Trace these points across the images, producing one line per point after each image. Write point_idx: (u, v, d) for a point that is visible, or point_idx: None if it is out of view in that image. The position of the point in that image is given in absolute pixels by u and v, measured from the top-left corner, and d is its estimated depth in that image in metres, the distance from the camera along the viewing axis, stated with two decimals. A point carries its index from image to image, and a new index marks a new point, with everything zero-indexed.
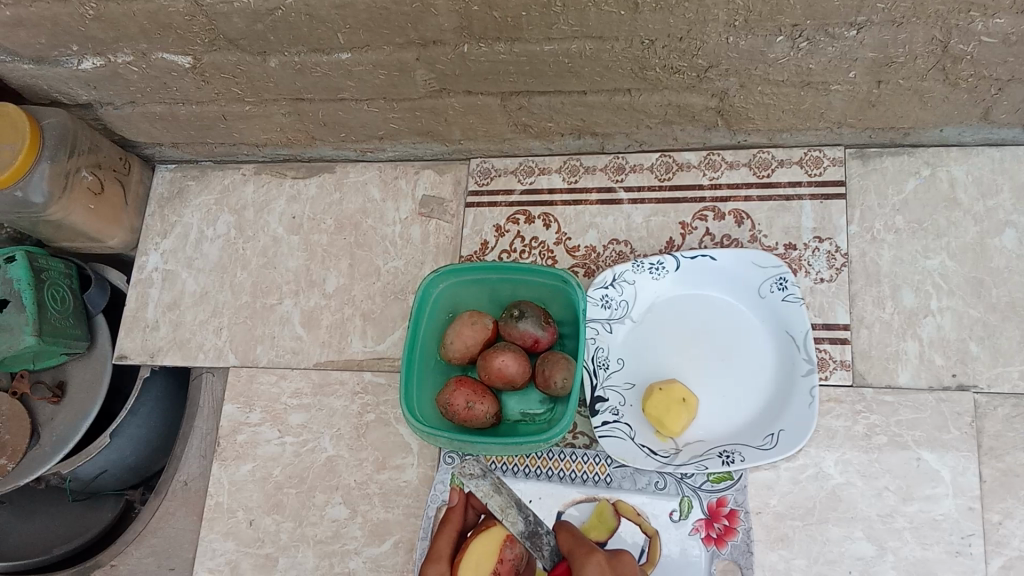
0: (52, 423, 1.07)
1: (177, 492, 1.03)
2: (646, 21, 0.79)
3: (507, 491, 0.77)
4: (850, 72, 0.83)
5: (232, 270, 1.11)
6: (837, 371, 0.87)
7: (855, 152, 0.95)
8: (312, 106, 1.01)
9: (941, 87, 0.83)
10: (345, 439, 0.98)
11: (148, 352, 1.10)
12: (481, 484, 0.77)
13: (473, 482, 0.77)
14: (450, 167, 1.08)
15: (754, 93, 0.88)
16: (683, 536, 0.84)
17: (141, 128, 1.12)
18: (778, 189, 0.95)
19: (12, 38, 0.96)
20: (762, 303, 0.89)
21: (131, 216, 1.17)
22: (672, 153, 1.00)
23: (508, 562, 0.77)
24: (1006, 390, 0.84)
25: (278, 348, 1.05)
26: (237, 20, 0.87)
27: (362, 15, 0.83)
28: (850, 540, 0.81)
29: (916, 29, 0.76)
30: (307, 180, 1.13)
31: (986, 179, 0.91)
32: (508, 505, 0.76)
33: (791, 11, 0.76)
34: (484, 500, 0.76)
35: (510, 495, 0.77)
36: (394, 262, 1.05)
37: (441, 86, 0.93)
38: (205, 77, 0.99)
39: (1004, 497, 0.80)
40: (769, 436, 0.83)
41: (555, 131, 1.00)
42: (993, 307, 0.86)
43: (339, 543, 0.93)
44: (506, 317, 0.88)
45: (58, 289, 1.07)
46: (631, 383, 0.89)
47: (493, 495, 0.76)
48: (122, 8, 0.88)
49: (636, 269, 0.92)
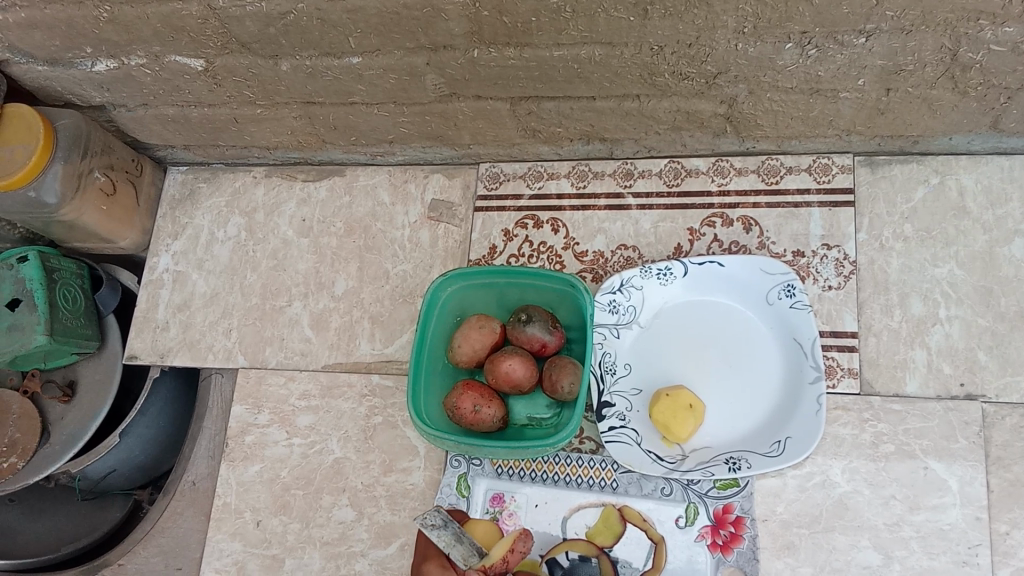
0: (62, 422, 1.08)
1: (185, 492, 1.04)
2: (655, 28, 0.79)
3: (466, 541, 0.86)
4: (860, 80, 0.83)
5: (242, 272, 1.12)
6: (844, 379, 0.87)
7: (865, 160, 0.95)
8: (323, 110, 1.02)
9: (951, 95, 0.83)
10: (353, 442, 0.98)
11: (159, 353, 1.11)
12: (443, 534, 0.85)
13: (438, 533, 0.85)
14: (460, 171, 1.08)
15: (763, 100, 0.88)
16: (689, 542, 0.84)
17: (153, 130, 1.13)
18: (787, 196, 0.95)
19: (27, 41, 0.98)
20: (769, 309, 0.89)
21: (143, 217, 1.18)
22: (680, 159, 1.00)
23: (518, 551, 0.85)
24: (1015, 400, 0.83)
25: (287, 350, 1.06)
26: (248, 24, 0.88)
27: (372, 19, 0.84)
28: (856, 549, 0.81)
29: (926, 37, 0.76)
30: (317, 183, 1.14)
31: (996, 187, 0.91)
32: (470, 553, 0.85)
33: (800, 18, 0.76)
34: (448, 550, 0.84)
35: (471, 545, 0.86)
36: (403, 266, 1.06)
37: (450, 90, 0.94)
38: (217, 80, 0.99)
39: (1011, 507, 0.80)
40: (775, 443, 0.83)
41: (564, 136, 1.00)
42: (1002, 317, 0.86)
43: (346, 545, 0.93)
44: (514, 321, 0.89)
45: (69, 289, 1.08)
46: (637, 388, 0.89)
47: (455, 544, 0.85)
48: (134, 11, 0.89)
49: (644, 274, 0.93)
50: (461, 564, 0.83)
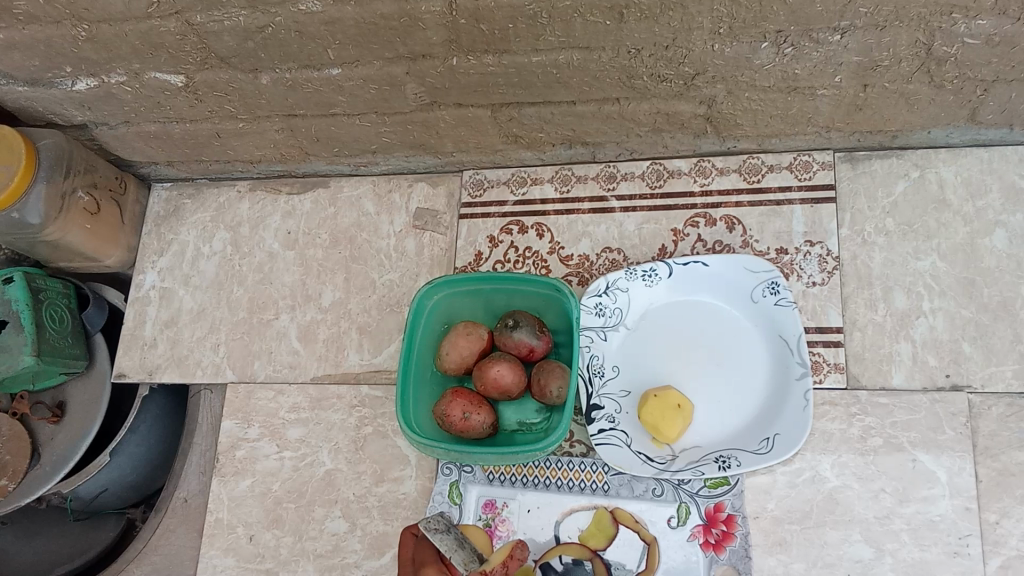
0: (52, 442, 1.07)
1: (177, 509, 1.03)
2: (631, 31, 0.80)
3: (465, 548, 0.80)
4: (836, 76, 0.83)
5: (229, 286, 1.12)
6: (831, 375, 0.88)
7: (845, 156, 0.96)
8: (305, 122, 1.02)
9: (927, 89, 0.84)
10: (343, 452, 0.98)
11: (147, 371, 1.11)
12: (444, 537, 0.80)
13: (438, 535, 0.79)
14: (443, 179, 1.09)
15: (741, 99, 0.89)
16: (682, 542, 0.84)
17: (136, 147, 1.13)
18: (769, 194, 0.96)
19: (6, 62, 0.98)
20: (754, 307, 0.89)
21: (128, 235, 1.18)
22: (662, 161, 1.01)
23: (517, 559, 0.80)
24: (1000, 389, 0.84)
25: (275, 363, 1.06)
26: (227, 38, 0.88)
27: (351, 30, 0.84)
28: (848, 543, 0.81)
29: (899, 32, 0.77)
30: (302, 195, 1.14)
31: (975, 180, 0.91)
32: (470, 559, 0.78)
33: (774, 17, 0.77)
34: (448, 554, 0.78)
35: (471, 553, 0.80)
36: (390, 275, 1.06)
37: (431, 99, 0.94)
38: (198, 95, 1.00)
39: (1001, 496, 0.80)
40: (765, 440, 0.83)
41: (546, 141, 1.00)
42: (985, 307, 0.87)
43: (339, 557, 0.93)
44: (501, 327, 0.89)
45: (56, 309, 1.08)
46: (626, 390, 0.90)
47: (455, 549, 0.79)
48: (113, 29, 0.90)
49: (629, 276, 0.93)
50: (461, 569, 0.77)
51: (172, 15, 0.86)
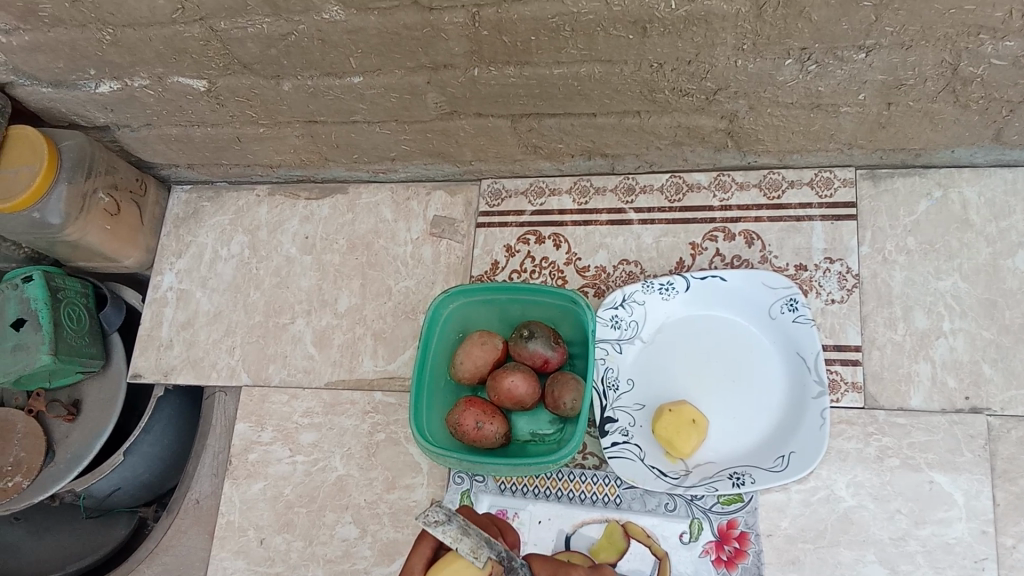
0: (67, 440, 1.08)
1: (189, 510, 1.04)
2: (654, 45, 0.80)
3: (474, 530, 0.64)
4: (861, 94, 0.83)
5: (246, 289, 1.13)
6: (848, 394, 0.87)
7: (866, 173, 0.95)
8: (325, 128, 1.03)
9: (952, 108, 0.83)
10: (355, 458, 0.98)
11: (162, 371, 1.11)
12: (447, 530, 0.62)
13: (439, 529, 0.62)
14: (461, 188, 1.09)
15: (764, 115, 0.88)
16: (694, 558, 0.84)
17: (157, 149, 1.14)
18: (788, 210, 0.95)
19: (31, 64, 0.99)
20: (772, 323, 0.89)
21: (147, 236, 1.19)
22: (682, 174, 1.01)
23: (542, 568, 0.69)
24: (1020, 413, 0.83)
25: (290, 367, 1.06)
26: (250, 45, 0.89)
27: (373, 40, 0.84)
28: (862, 564, 0.80)
29: (926, 52, 0.76)
30: (320, 201, 1.15)
31: (999, 201, 0.90)
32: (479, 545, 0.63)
33: (799, 35, 0.76)
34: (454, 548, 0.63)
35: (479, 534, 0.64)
36: (406, 282, 1.06)
37: (451, 108, 0.94)
38: (220, 100, 1.00)
39: (1018, 521, 0.79)
40: (780, 457, 0.82)
41: (565, 152, 1.00)
42: (1006, 329, 0.86)
43: (349, 563, 0.93)
44: (516, 336, 0.89)
45: (73, 309, 1.09)
46: (641, 403, 0.89)
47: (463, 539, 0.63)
48: (138, 34, 0.90)
49: (645, 289, 0.93)
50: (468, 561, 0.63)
51: (196, 21, 0.87)
